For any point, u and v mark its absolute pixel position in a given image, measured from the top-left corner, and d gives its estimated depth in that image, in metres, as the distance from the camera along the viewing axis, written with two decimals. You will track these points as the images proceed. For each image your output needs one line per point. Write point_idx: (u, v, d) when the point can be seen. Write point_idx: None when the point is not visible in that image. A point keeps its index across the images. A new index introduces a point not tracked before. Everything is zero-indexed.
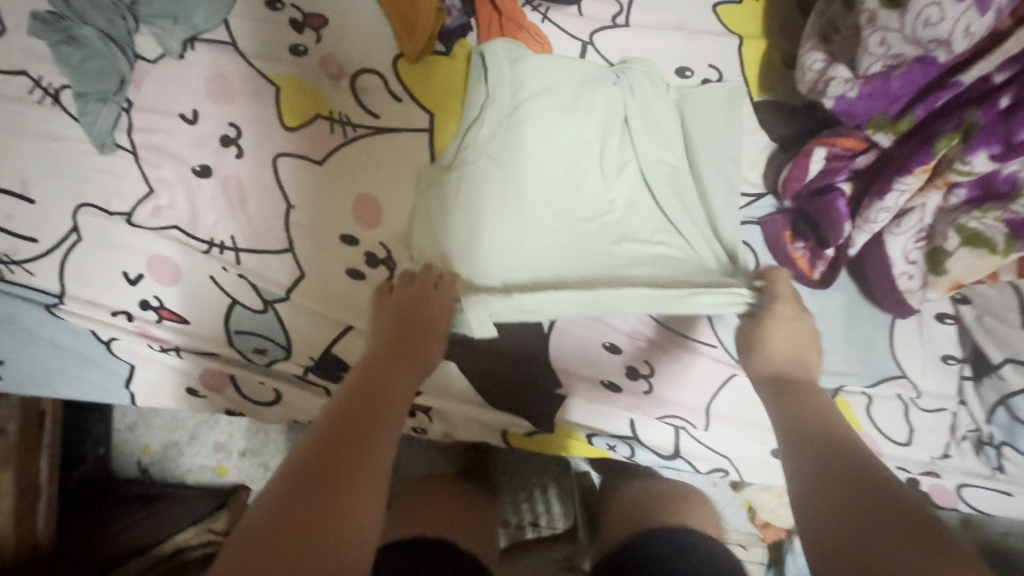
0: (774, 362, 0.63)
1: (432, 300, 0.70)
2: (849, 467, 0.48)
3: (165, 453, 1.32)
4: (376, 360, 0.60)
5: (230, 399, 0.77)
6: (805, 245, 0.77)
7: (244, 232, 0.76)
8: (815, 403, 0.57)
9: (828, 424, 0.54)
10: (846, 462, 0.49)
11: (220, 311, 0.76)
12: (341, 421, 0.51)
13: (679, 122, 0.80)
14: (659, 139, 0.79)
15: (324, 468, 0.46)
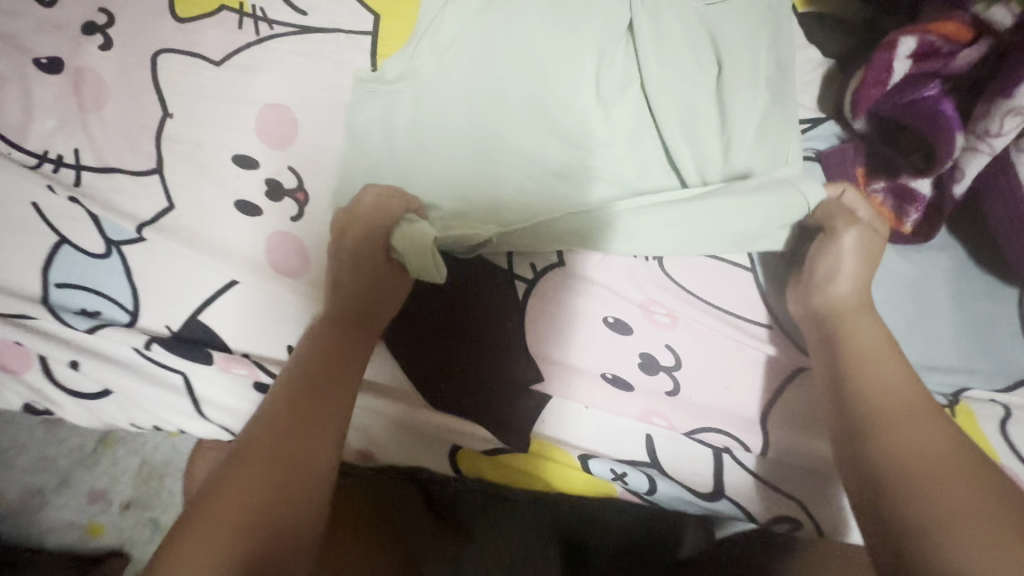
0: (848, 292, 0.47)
1: (374, 245, 0.49)
2: (880, 470, 0.37)
3: (21, 504, 0.99)
4: (317, 359, 0.44)
5: (31, 388, 0.50)
6: (888, 186, 0.54)
7: (94, 146, 0.54)
8: (863, 360, 0.43)
9: (873, 401, 0.40)
10: (879, 459, 0.37)
11: (40, 254, 0.51)
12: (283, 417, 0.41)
13: (704, 41, 0.59)
14: (676, 59, 0.58)
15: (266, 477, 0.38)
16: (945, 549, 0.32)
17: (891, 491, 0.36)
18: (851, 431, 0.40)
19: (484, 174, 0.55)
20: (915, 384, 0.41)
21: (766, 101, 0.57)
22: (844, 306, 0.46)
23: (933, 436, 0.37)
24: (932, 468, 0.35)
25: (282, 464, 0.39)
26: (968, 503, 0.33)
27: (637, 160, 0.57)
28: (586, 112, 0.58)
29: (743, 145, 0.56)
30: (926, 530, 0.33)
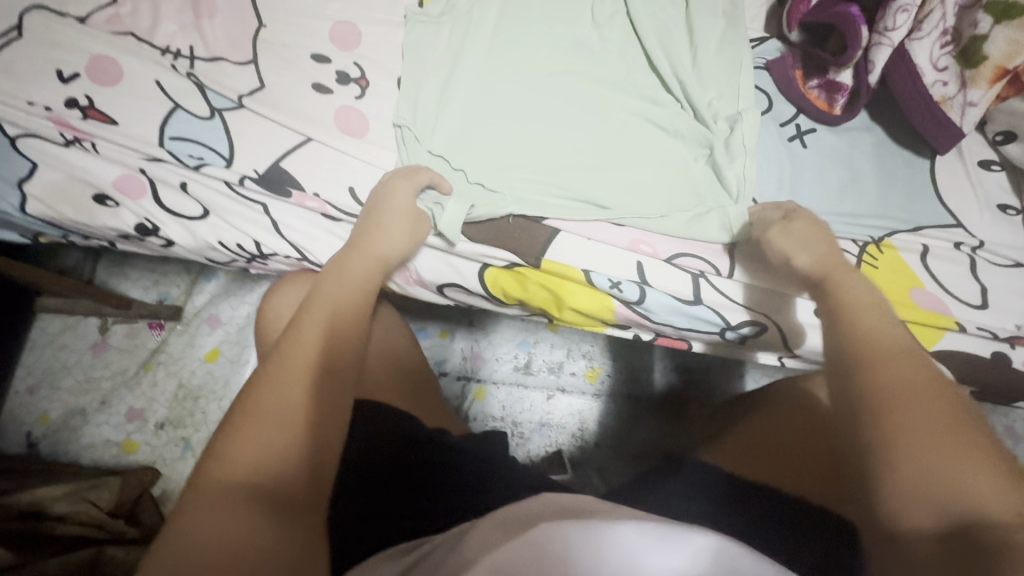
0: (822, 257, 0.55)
1: (388, 256, 0.58)
2: (864, 404, 0.43)
3: (64, 422, 1.06)
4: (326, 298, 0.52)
5: (145, 210, 0.63)
6: (820, 82, 0.70)
7: (206, 43, 0.70)
8: (855, 308, 0.49)
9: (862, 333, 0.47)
10: (865, 386, 0.44)
11: (158, 115, 0.65)
12: (269, 378, 0.45)
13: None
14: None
15: (264, 422, 0.42)
16: (904, 468, 0.39)
17: (874, 422, 0.42)
18: (841, 375, 0.46)
19: (505, 73, 0.70)
20: (898, 327, 0.47)
21: (724, 25, 0.73)
22: (828, 270, 0.53)
23: (910, 365, 0.43)
24: (901, 400, 0.41)
25: (285, 408, 0.43)
26: (928, 427, 0.40)
27: (626, 67, 0.72)
28: (584, 29, 0.73)
29: (708, 57, 0.71)
30: (893, 452, 0.40)
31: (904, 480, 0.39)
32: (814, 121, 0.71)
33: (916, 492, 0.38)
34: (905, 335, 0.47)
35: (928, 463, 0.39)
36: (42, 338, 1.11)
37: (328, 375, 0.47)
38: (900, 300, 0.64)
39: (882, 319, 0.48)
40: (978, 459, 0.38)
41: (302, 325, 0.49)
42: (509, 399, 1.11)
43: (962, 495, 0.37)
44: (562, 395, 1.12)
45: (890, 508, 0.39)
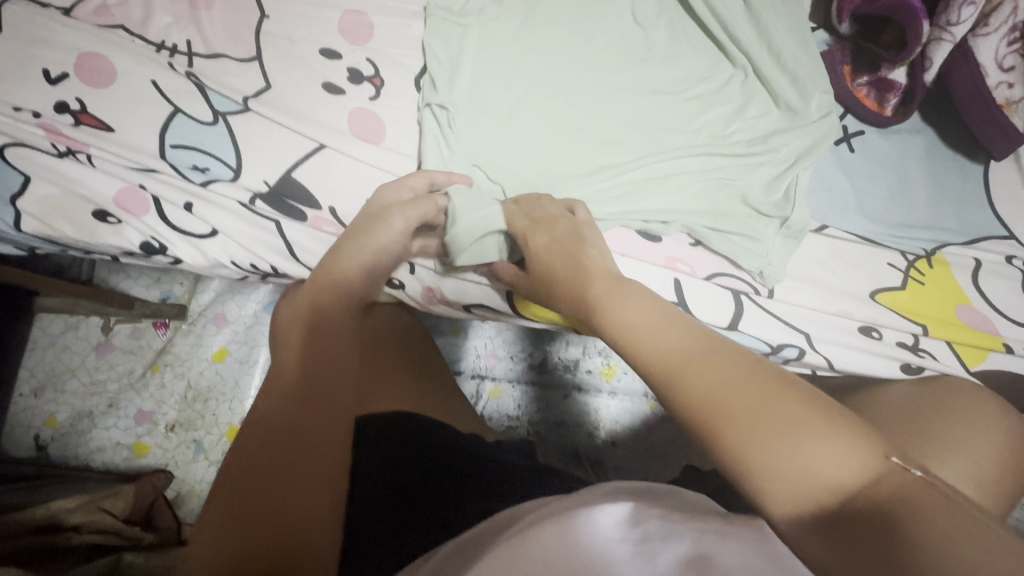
0: (581, 287, 0.48)
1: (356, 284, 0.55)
2: (685, 417, 0.38)
3: (72, 425, 1.04)
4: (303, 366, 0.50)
5: (149, 226, 0.58)
6: (869, 80, 0.66)
7: (204, 37, 0.64)
8: (631, 322, 0.44)
9: (658, 347, 0.41)
10: (679, 409, 0.38)
11: (157, 121, 0.60)
12: (251, 461, 0.44)
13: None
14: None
15: (261, 510, 0.41)
16: (759, 472, 0.34)
17: (704, 429, 0.37)
18: (654, 395, 0.41)
19: (531, 74, 0.65)
20: (679, 327, 0.42)
21: (776, 11, 0.66)
22: (586, 297, 0.48)
23: (711, 365, 0.38)
24: (715, 410, 0.36)
25: (288, 486, 0.43)
26: (757, 426, 0.35)
27: (660, 62, 0.67)
28: (615, 20, 0.68)
29: (757, 53, 0.66)
30: (741, 455, 0.35)
31: (765, 482, 0.34)
32: (861, 122, 0.66)
33: (784, 492, 0.33)
34: (698, 330, 0.42)
35: (781, 455, 0.34)
36: (42, 339, 1.07)
37: (304, 439, 0.45)
38: (947, 321, 0.61)
39: (668, 325, 0.43)
40: (826, 432, 0.34)
41: (267, 406, 0.47)
42: (527, 399, 1.09)
43: (828, 483, 0.33)
44: (578, 395, 1.10)
45: (767, 509, 0.34)
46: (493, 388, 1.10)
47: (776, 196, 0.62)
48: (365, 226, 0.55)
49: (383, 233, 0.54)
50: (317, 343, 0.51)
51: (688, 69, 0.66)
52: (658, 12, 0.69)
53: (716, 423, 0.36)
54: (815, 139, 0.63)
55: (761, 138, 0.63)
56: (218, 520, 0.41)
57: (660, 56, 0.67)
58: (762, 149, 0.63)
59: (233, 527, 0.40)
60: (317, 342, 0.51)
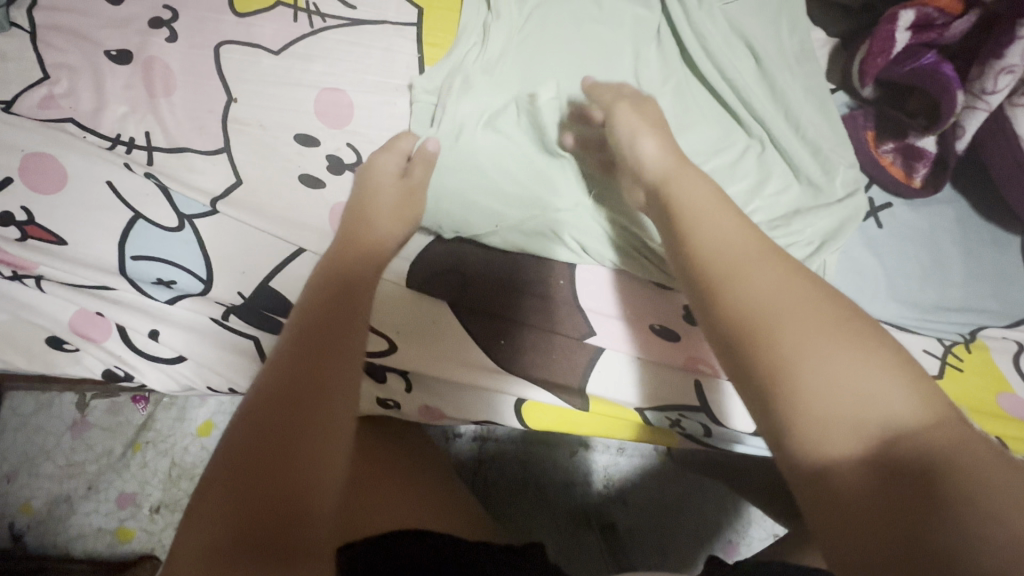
0: (664, 164, 0.44)
1: (383, 247, 0.49)
2: (741, 323, 0.33)
3: (49, 512, 0.98)
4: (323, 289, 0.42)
5: (113, 353, 0.54)
6: (896, 146, 0.60)
7: (164, 128, 0.57)
8: (699, 219, 0.38)
9: (722, 242, 0.37)
10: (738, 305, 0.34)
11: (113, 229, 0.53)
12: (268, 399, 0.35)
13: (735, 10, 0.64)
14: (699, 41, 0.63)
15: (266, 465, 0.32)
16: (806, 387, 0.30)
17: (753, 344, 0.32)
18: (693, 295, 0.37)
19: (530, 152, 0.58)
20: (751, 231, 0.38)
21: (790, 71, 0.62)
22: (668, 175, 0.43)
23: (777, 275, 0.35)
24: (775, 313, 0.33)
25: (295, 452, 0.33)
26: (818, 335, 0.32)
27: (669, 131, 0.61)
28: (618, 87, 0.63)
29: (775, 122, 0.60)
30: (789, 366, 0.31)
31: (809, 398, 0.30)
32: (888, 194, 0.61)
33: (833, 416, 0.30)
34: (765, 240, 0.37)
35: (837, 372, 0.30)
36: (13, 419, 1.01)
37: (327, 362, 0.37)
38: (992, 410, 0.56)
39: (737, 227, 0.38)
40: (885, 363, 0.31)
41: (284, 335, 0.39)
42: (531, 458, 1.03)
43: (882, 416, 0.29)
44: (586, 452, 1.04)
45: (799, 439, 0.30)
46: (490, 449, 1.03)
47: None
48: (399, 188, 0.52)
49: (386, 170, 0.53)
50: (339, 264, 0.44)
51: (700, 139, 0.61)
52: (663, 75, 0.64)
53: (776, 327, 0.32)
54: (841, 219, 0.58)
55: (783, 217, 0.58)
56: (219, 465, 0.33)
57: (670, 125, 0.62)
58: (787, 231, 0.57)
59: (232, 482, 0.32)
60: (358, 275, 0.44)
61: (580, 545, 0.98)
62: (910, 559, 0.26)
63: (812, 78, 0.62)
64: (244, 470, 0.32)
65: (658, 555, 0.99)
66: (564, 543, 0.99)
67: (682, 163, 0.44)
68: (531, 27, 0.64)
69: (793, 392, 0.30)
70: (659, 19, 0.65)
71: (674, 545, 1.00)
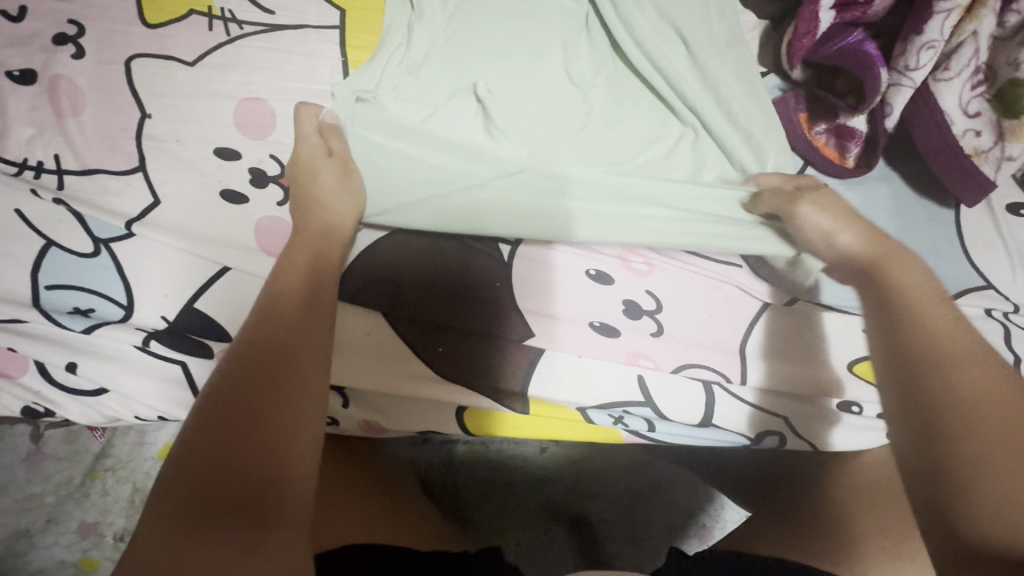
0: (871, 248, 0.51)
1: (340, 230, 0.52)
2: (925, 404, 0.41)
3: (6, 547, 0.95)
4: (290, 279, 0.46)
5: (31, 389, 0.52)
6: (828, 127, 0.60)
7: (74, 149, 0.55)
8: (916, 302, 0.46)
9: (927, 331, 0.44)
10: (937, 390, 0.41)
11: (24, 259, 0.51)
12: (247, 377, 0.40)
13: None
14: (628, 31, 0.63)
15: (248, 436, 0.38)
16: (971, 476, 0.37)
17: (934, 425, 0.40)
18: (892, 365, 0.45)
19: (460, 149, 0.56)
20: (972, 336, 0.45)
21: (721, 56, 0.61)
22: (879, 255, 0.51)
23: (987, 374, 0.41)
24: (975, 406, 0.40)
25: (277, 428, 0.39)
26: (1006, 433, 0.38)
27: (603, 125, 0.60)
28: (551, 81, 0.62)
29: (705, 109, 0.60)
30: (956, 442, 0.39)
31: (976, 485, 0.37)
32: (823, 175, 0.60)
33: (995, 500, 0.36)
34: (978, 341, 0.44)
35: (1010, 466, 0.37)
36: None
37: (300, 351, 0.42)
38: None
39: (949, 321, 0.45)
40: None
41: (260, 322, 0.43)
42: (500, 455, 1.02)
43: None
44: (554, 447, 1.03)
45: (967, 505, 0.37)
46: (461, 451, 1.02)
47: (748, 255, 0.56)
48: (332, 168, 0.53)
49: (309, 144, 0.55)
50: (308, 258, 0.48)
51: (635, 131, 0.60)
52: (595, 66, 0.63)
53: (967, 413, 0.40)
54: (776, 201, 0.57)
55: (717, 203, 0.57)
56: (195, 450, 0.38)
57: (604, 117, 0.61)
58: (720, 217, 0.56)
59: (221, 467, 0.36)
60: (322, 269, 0.48)
61: (551, 541, 0.98)
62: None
63: (744, 62, 0.61)
64: (227, 439, 0.37)
65: (631, 544, 1.00)
66: (536, 541, 0.98)
67: (880, 245, 0.51)
68: (458, 26, 0.62)
69: (963, 467, 0.38)
70: (588, 10, 0.65)
71: (646, 533, 1.01)
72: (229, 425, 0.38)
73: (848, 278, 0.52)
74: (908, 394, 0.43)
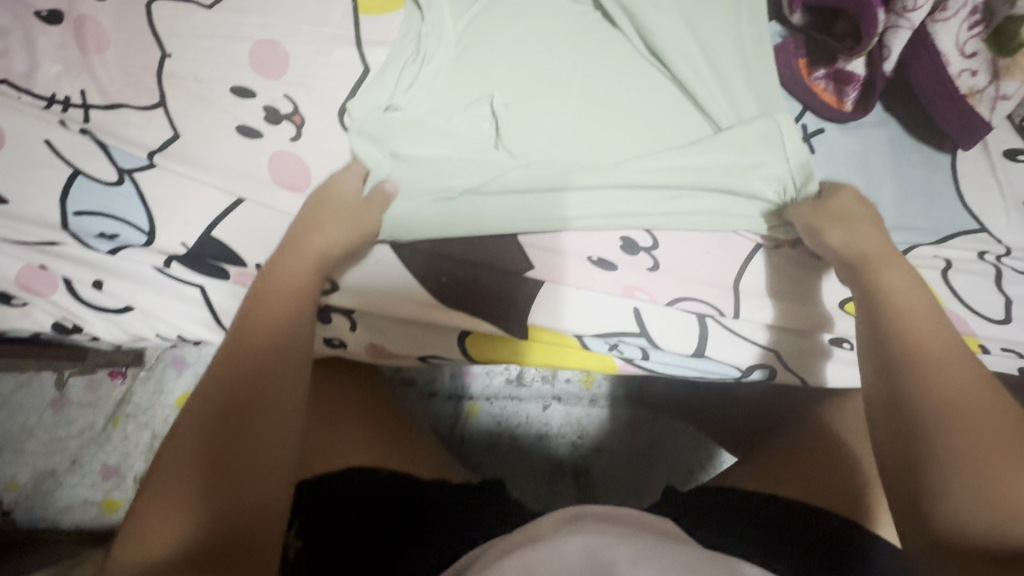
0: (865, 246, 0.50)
1: (331, 249, 0.51)
2: (906, 411, 0.41)
3: (35, 486, 1.00)
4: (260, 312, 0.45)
5: (61, 306, 0.55)
6: (826, 73, 0.61)
7: (100, 86, 0.58)
8: (904, 311, 0.45)
9: (912, 335, 0.44)
10: (918, 397, 0.41)
11: (53, 186, 0.54)
12: (219, 417, 0.40)
13: (689, 43, 0.61)
14: (645, 37, 0.62)
15: (215, 480, 0.38)
16: (957, 479, 0.38)
17: (914, 421, 0.41)
18: (883, 372, 0.44)
19: (460, 95, 0.58)
20: (952, 340, 0.44)
21: (738, 59, 0.61)
22: (865, 253, 0.49)
23: (970, 391, 0.41)
24: (963, 419, 0.40)
25: (242, 473, 0.38)
26: (987, 444, 0.39)
27: (604, 74, 0.61)
28: (556, 25, 0.62)
29: (703, 57, 0.61)
30: (931, 449, 0.39)
31: (955, 488, 0.38)
32: (820, 119, 0.62)
33: (969, 512, 0.37)
34: (959, 343, 0.45)
35: (987, 480, 0.37)
36: None
37: (269, 389, 0.42)
38: None
39: (930, 316, 0.45)
40: (1017, 462, 0.38)
41: (227, 362, 0.43)
42: (507, 411, 1.06)
43: (1015, 500, 0.36)
44: (558, 404, 1.06)
45: (940, 511, 0.38)
46: (467, 409, 1.05)
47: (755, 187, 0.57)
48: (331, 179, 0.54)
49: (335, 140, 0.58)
50: (286, 288, 0.47)
51: (639, 90, 0.61)
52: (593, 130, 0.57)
53: (945, 416, 0.40)
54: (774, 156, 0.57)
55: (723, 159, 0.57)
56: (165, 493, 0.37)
57: (607, 60, 0.62)
58: (722, 170, 0.56)
59: (191, 514, 0.36)
60: (306, 300, 0.48)
61: (555, 493, 1.02)
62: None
63: (772, 68, 0.61)
64: (189, 487, 0.37)
65: (632, 497, 1.02)
66: (541, 493, 1.02)
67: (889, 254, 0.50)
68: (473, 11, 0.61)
69: (938, 478, 0.38)
70: None
71: (647, 486, 1.03)
72: (191, 474, 0.38)
73: (841, 277, 0.51)
74: (895, 390, 0.43)
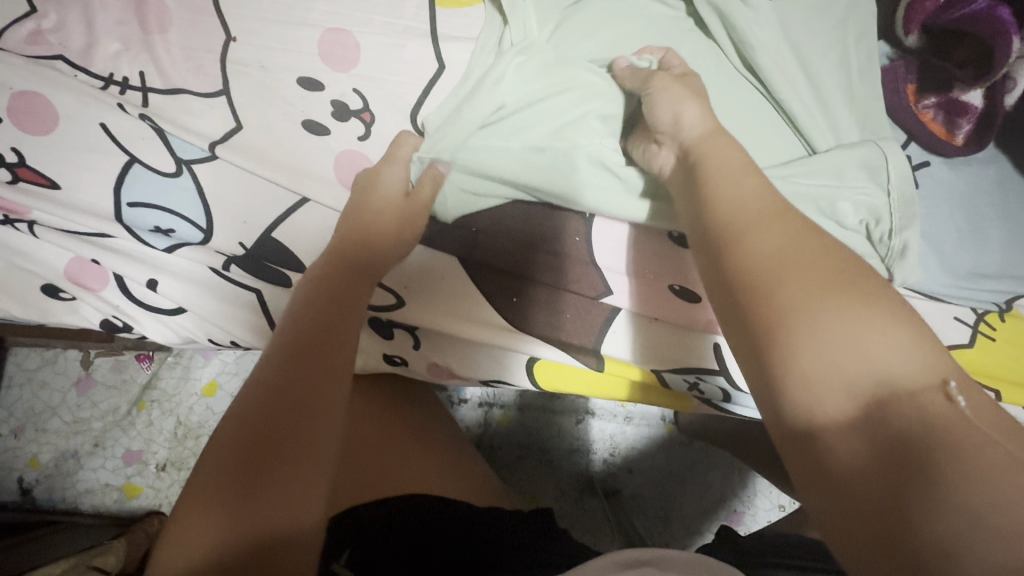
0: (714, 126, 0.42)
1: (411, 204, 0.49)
2: (735, 275, 0.33)
3: (56, 467, 0.98)
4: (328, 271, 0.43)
5: (110, 303, 0.53)
6: (937, 102, 0.56)
7: (160, 68, 0.54)
8: (722, 175, 0.38)
9: (733, 196, 0.36)
10: (740, 259, 0.33)
11: (106, 173, 0.50)
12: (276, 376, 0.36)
13: (790, 59, 0.57)
14: (742, 51, 0.57)
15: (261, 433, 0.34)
16: (805, 356, 0.29)
17: (754, 290, 0.32)
18: (707, 256, 0.36)
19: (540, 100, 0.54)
20: (772, 194, 0.37)
21: (841, 79, 0.57)
22: (704, 137, 0.42)
23: (790, 242, 0.33)
24: (784, 269, 0.32)
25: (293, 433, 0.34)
26: (818, 291, 0.31)
27: None
28: (647, 30, 0.58)
29: (805, 76, 0.56)
30: (790, 325, 0.30)
31: (808, 371, 0.29)
32: (927, 152, 0.57)
33: (827, 387, 0.28)
34: (780, 199, 0.37)
35: (824, 336, 0.29)
36: (20, 376, 1.00)
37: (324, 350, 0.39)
38: (1017, 381, 0.53)
39: (760, 187, 0.37)
40: (881, 314, 0.30)
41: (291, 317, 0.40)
42: (536, 423, 1.03)
43: (884, 371, 0.28)
44: (593, 418, 1.03)
45: (806, 411, 0.29)
46: (498, 416, 1.03)
47: (857, 224, 0.52)
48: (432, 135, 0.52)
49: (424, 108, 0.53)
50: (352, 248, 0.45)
51: (735, 106, 0.56)
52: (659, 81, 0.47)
53: (774, 269, 0.32)
54: (879, 191, 0.52)
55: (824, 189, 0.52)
56: (212, 463, 0.34)
57: (701, 71, 0.57)
58: (827, 201, 0.51)
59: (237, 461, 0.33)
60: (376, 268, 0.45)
61: (585, 513, 0.98)
62: (900, 526, 0.25)
63: (880, 92, 0.56)
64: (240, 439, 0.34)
65: (660, 522, 0.99)
66: (570, 512, 0.99)
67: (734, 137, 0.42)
68: (560, 16, 0.58)
69: (792, 346, 0.29)
70: None
71: (677, 513, 1.00)
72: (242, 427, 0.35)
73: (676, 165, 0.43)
74: (713, 260, 0.35)
